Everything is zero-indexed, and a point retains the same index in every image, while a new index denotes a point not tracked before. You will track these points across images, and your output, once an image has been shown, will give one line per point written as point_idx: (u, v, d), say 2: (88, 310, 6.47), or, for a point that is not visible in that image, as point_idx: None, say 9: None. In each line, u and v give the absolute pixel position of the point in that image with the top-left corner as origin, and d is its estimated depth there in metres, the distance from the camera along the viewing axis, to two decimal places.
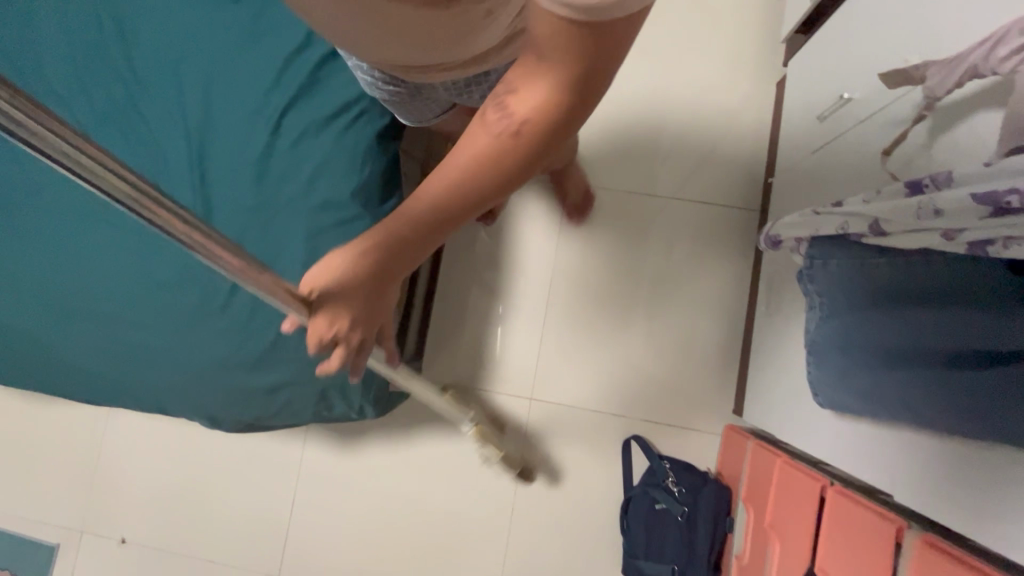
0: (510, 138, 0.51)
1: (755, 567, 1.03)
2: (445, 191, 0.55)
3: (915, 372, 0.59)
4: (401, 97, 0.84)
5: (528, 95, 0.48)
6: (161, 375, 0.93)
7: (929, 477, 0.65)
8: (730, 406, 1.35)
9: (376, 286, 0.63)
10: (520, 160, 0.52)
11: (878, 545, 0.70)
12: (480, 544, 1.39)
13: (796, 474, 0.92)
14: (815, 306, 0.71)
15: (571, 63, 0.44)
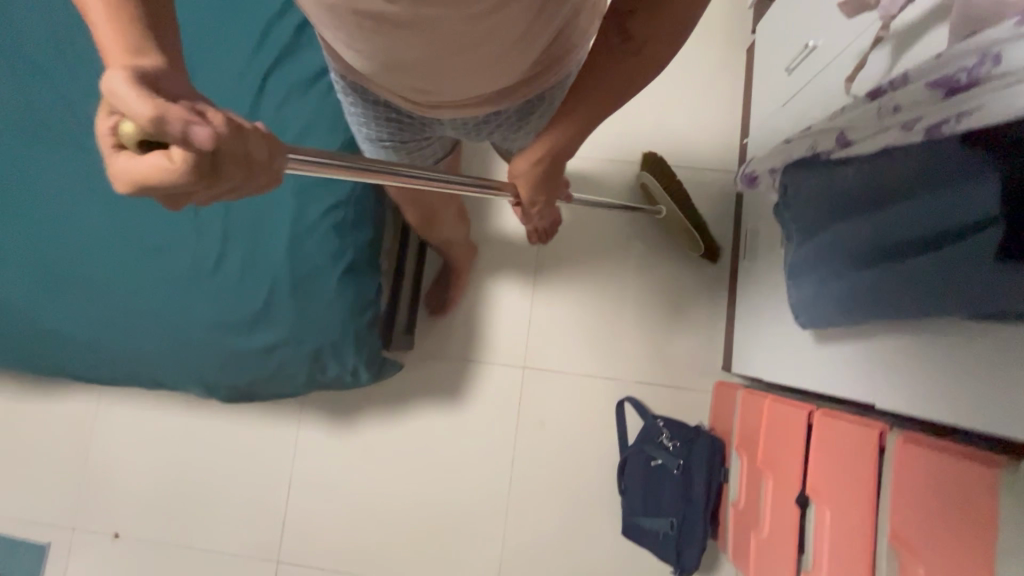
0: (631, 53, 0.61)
1: (750, 508, 1.05)
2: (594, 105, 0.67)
3: (888, 266, 0.62)
4: (399, 138, 0.86)
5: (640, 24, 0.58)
6: (155, 339, 0.94)
7: (899, 376, 0.67)
8: (719, 363, 1.37)
9: (555, 172, 0.79)
10: (636, 70, 0.62)
11: (862, 452, 0.72)
12: (481, 513, 1.40)
13: (784, 407, 0.94)
14: (807, 228, 0.76)
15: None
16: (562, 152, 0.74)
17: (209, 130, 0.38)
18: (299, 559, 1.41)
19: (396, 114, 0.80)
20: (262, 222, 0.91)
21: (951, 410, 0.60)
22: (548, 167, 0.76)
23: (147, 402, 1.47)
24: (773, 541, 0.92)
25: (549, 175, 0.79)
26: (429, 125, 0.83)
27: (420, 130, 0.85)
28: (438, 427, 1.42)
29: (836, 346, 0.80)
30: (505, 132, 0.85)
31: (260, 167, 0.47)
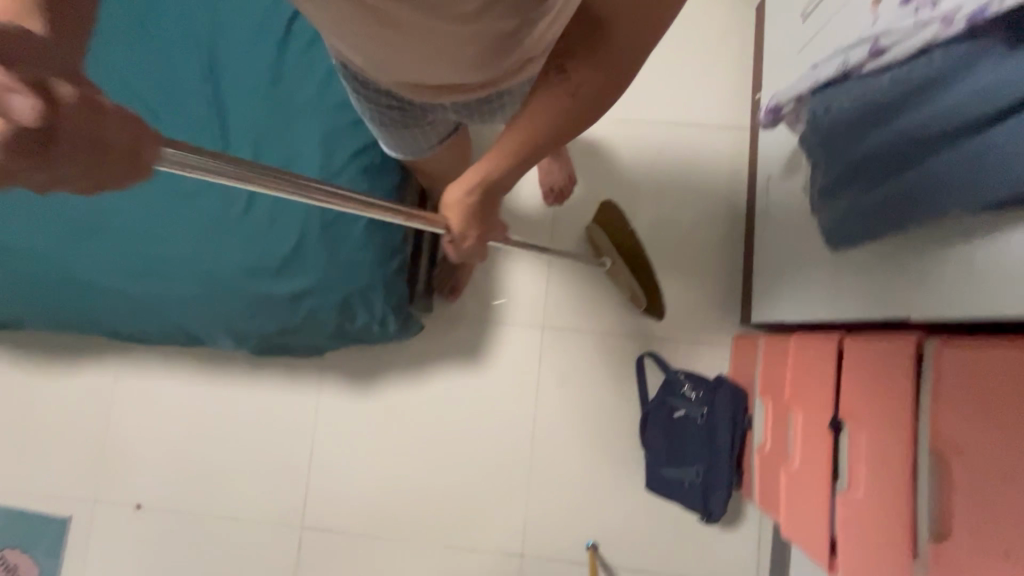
0: (567, 96, 0.62)
1: (779, 449, 1.06)
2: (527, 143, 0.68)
3: (920, 169, 0.64)
4: (401, 122, 0.84)
5: (578, 66, 0.60)
6: (187, 286, 0.94)
7: (951, 278, 0.67)
8: (737, 316, 1.39)
9: (489, 203, 0.80)
10: (579, 113, 0.64)
11: (894, 370, 0.73)
12: (504, 473, 1.40)
13: (812, 342, 0.96)
14: (835, 151, 0.78)
15: (632, 20, 0.55)
16: (498, 181, 0.75)
17: (28, 100, 0.35)
18: (324, 523, 1.41)
19: (396, 100, 0.79)
20: (291, 167, 0.92)
21: (1000, 298, 0.60)
22: (484, 196, 0.78)
23: (163, 373, 1.46)
24: (804, 473, 0.93)
25: (486, 205, 0.81)
26: (431, 110, 0.81)
27: (421, 115, 0.83)
28: (459, 389, 1.42)
29: (871, 270, 0.82)
30: (510, 109, 0.83)
31: (122, 150, 0.41)
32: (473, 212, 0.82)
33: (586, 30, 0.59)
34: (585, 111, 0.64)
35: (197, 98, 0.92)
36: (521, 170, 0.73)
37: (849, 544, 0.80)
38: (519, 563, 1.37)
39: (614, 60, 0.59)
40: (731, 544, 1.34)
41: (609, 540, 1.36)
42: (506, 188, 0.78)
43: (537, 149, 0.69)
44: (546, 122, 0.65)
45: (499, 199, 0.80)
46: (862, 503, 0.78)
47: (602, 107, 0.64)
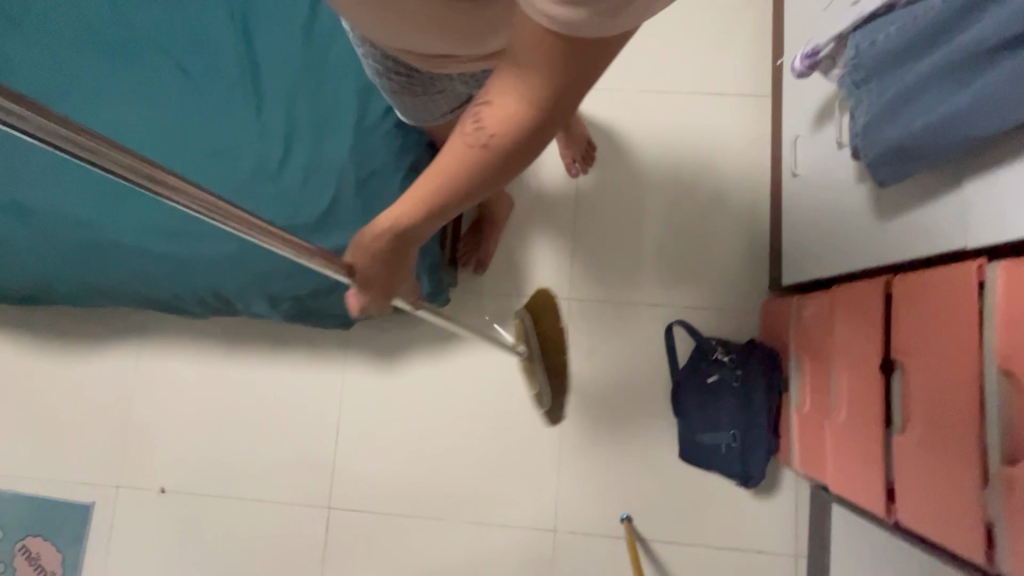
0: (479, 149, 0.54)
1: (821, 404, 1.05)
2: (431, 192, 0.60)
3: (972, 84, 0.63)
4: (410, 89, 0.79)
5: (491, 114, 0.52)
6: (229, 246, 0.94)
7: (1008, 189, 0.66)
8: (765, 283, 1.38)
9: (399, 257, 0.71)
10: (490, 170, 0.56)
11: (956, 298, 0.71)
12: (532, 447, 1.38)
13: (857, 290, 0.94)
14: (877, 84, 0.78)
15: (551, 70, 0.46)
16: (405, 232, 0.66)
17: None
18: (352, 503, 1.39)
19: (404, 67, 0.73)
20: (327, 123, 0.92)
21: None
22: (393, 248, 0.69)
23: (185, 355, 1.44)
24: (853, 423, 0.92)
25: (395, 258, 0.72)
26: (437, 79, 0.74)
27: (430, 85, 0.77)
28: (487, 362, 1.41)
29: (927, 207, 0.80)
30: None
31: None
32: (382, 264, 0.73)
33: (502, 77, 0.50)
34: (495, 168, 0.56)
35: (233, 58, 0.93)
36: (431, 225, 0.65)
37: (904, 485, 0.79)
38: (552, 539, 1.35)
39: (527, 115, 0.50)
40: (768, 512, 1.32)
41: (644, 513, 1.34)
42: (418, 241, 0.69)
43: (442, 204, 0.61)
44: (455, 173, 0.57)
45: (410, 253, 0.72)
46: (914, 442, 0.77)
47: (517, 166, 0.56)
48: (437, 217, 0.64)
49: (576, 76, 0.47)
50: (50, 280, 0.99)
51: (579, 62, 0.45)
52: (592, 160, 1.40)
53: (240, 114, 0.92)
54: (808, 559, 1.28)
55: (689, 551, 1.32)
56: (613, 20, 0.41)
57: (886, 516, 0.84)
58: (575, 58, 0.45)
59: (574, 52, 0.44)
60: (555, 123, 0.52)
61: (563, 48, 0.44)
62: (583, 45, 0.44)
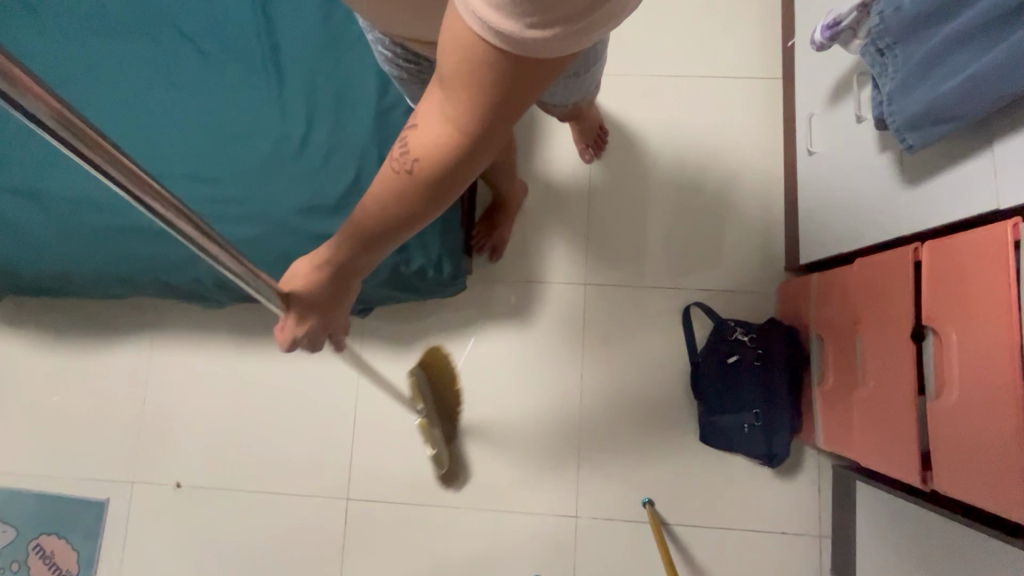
0: (404, 175, 0.52)
1: (845, 380, 1.04)
2: (360, 219, 0.57)
3: (1001, 39, 0.63)
4: (420, 79, 0.79)
5: (416, 139, 0.50)
6: None
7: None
8: (780, 264, 1.38)
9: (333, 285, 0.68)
10: (417, 199, 0.53)
11: (991, 261, 0.71)
12: (552, 434, 1.37)
13: (883, 259, 0.92)
14: (903, 48, 0.78)
15: (472, 97, 0.43)
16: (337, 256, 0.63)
17: None
18: (371, 494, 1.37)
19: (412, 56, 0.73)
20: (348, 102, 0.92)
21: None
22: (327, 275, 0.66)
23: (199, 349, 1.43)
24: (882, 394, 0.92)
25: (331, 288, 0.68)
26: None
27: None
28: (503, 349, 1.40)
29: (955, 170, 0.80)
30: None
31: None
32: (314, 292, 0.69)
33: (430, 101, 0.48)
34: (423, 196, 0.53)
35: (252, 39, 0.93)
36: (361, 255, 0.61)
37: (942, 453, 0.79)
38: (573, 526, 1.34)
39: (451, 143, 0.48)
40: (791, 493, 1.31)
41: (666, 498, 1.33)
42: (351, 271, 0.65)
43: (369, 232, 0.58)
44: (383, 198, 0.54)
45: (348, 283, 0.68)
46: (954, 408, 0.77)
47: (445, 197, 0.53)
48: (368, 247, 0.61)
49: (503, 104, 0.43)
50: (67, 267, 0.98)
51: (503, 90, 0.42)
52: (604, 143, 1.41)
53: (260, 94, 0.91)
54: (833, 539, 1.27)
55: (712, 534, 1.31)
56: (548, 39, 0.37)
57: (923, 486, 0.84)
58: (499, 83, 0.41)
59: (500, 74, 0.40)
60: (481, 154, 0.49)
61: (488, 69, 0.40)
62: (511, 68, 0.40)
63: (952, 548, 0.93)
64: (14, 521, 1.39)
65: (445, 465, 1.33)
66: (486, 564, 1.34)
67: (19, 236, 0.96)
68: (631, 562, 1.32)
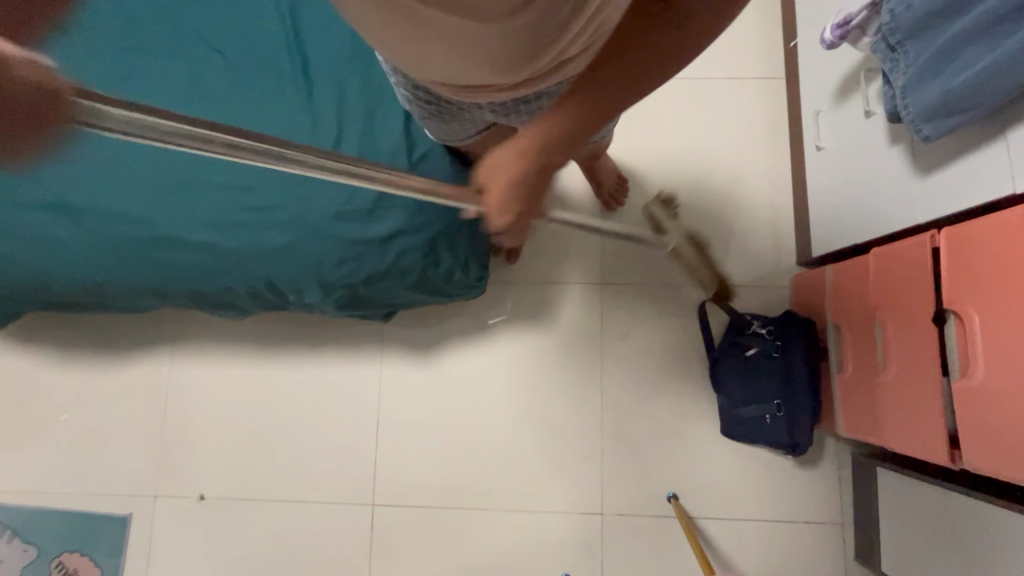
0: (674, 32, 0.57)
1: (866, 367, 1.06)
2: (619, 82, 0.62)
3: (1016, 29, 0.66)
4: (438, 117, 0.83)
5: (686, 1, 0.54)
6: (283, 235, 0.94)
7: None
8: (791, 258, 1.41)
9: (539, 177, 0.73)
10: (680, 54, 0.60)
11: (1011, 244, 0.74)
12: (574, 430, 1.38)
13: (899, 248, 0.95)
14: (914, 43, 0.81)
15: None
16: (553, 146, 0.69)
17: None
18: (396, 499, 1.38)
19: (432, 97, 0.77)
20: (375, 110, 0.94)
21: None
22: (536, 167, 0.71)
23: (220, 358, 1.43)
24: (907, 377, 0.94)
25: (545, 170, 0.73)
26: (466, 108, 0.78)
27: (458, 113, 0.81)
28: (524, 348, 1.42)
29: (970, 158, 0.83)
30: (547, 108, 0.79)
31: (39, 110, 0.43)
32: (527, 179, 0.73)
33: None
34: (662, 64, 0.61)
35: (278, 52, 0.95)
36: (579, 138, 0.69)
37: (972, 431, 0.81)
38: (599, 523, 1.35)
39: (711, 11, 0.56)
40: (812, 482, 1.33)
41: (689, 490, 1.35)
42: (561, 157, 0.72)
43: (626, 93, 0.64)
44: (629, 69, 0.61)
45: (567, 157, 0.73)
46: (981, 386, 0.79)
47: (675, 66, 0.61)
48: (617, 106, 0.66)
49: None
50: (98, 279, 0.98)
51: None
52: (623, 193, 1.42)
53: (290, 103, 0.93)
54: (855, 525, 1.30)
55: (737, 525, 1.33)
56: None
57: (953, 464, 0.86)
58: None
59: None
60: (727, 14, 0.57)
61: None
62: None
63: (981, 529, 0.95)
64: (35, 540, 1.38)
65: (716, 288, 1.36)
66: (514, 562, 1.35)
67: (46, 251, 0.96)
68: (659, 557, 1.33)
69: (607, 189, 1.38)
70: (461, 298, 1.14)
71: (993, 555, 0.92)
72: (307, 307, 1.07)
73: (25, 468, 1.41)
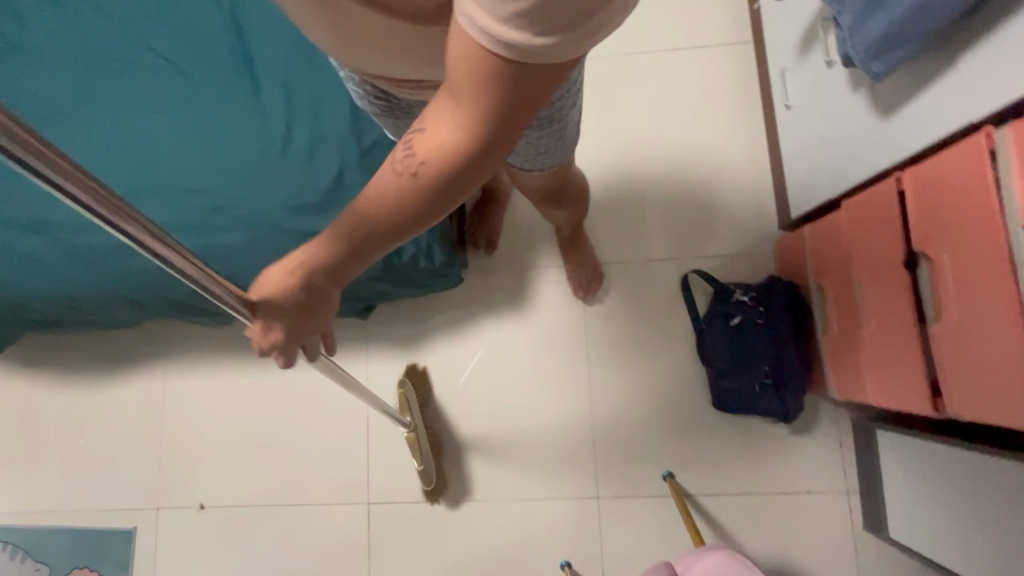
0: (408, 177, 0.50)
1: (851, 326, 1.02)
2: (359, 217, 0.55)
3: None
4: (390, 115, 0.79)
5: (421, 142, 0.49)
6: None
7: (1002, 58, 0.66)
8: (773, 224, 1.38)
9: (304, 301, 0.64)
10: (414, 202, 0.51)
11: (970, 171, 0.71)
12: (564, 414, 1.37)
13: (869, 196, 0.92)
14: None
15: (477, 107, 0.44)
16: (315, 271, 0.61)
17: None
18: (390, 496, 1.38)
19: (381, 92, 0.74)
20: (324, 100, 0.95)
21: None
22: (307, 286, 0.62)
23: (209, 370, 1.45)
24: (887, 328, 0.91)
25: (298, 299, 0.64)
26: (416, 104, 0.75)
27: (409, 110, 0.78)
28: (508, 336, 1.40)
29: (926, 94, 0.80)
30: None
31: None
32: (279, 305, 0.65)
33: (439, 105, 0.47)
34: (433, 195, 0.51)
35: (225, 54, 0.97)
36: (346, 269, 0.60)
37: (954, 375, 0.77)
38: (595, 507, 1.33)
39: (459, 139, 0.46)
40: (814, 450, 1.29)
41: (685, 468, 1.31)
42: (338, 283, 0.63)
43: (370, 234, 0.55)
44: (380, 197, 0.53)
45: (323, 292, 0.64)
46: (958, 328, 0.75)
47: (447, 200, 0.52)
48: (366, 248, 0.57)
49: (526, 97, 0.43)
50: (74, 293, 1.01)
51: (503, 93, 0.42)
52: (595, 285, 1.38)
53: (243, 103, 0.94)
54: (861, 492, 1.25)
55: (738, 501, 1.29)
56: (527, 43, 0.38)
57: (938, 414, 0.82)
58: (499, 98, 0.42)
59: (495, 95, 0.42)
60: (500, 144, 0.47)
61: (507, 70, 0.40)
62: (510, 82, 0.41)
63: (985, 479, 0.90)
64: (46, 558, 1.41)
65: (432, 480, 1.32)
66: (511, 552, 1.33)
67: (24, 266, 0.99)
68: (658, 538, 1.30)
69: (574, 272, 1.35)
70: (431, 287, 1.15)
71: (992, 506, 0.88)
72: None
73: (34, 489, 1.45)
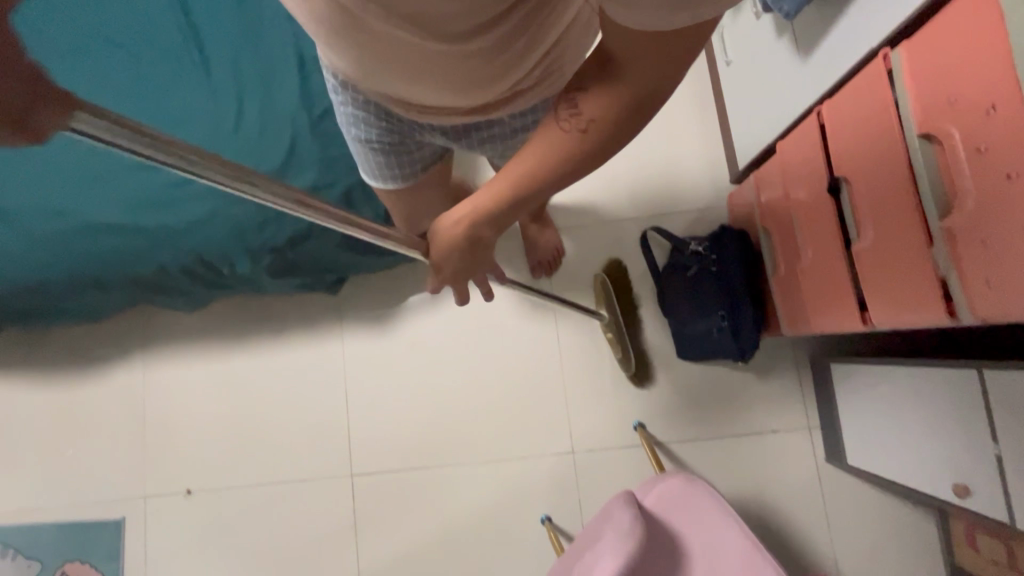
0: (576, 137, 0.55)
1: (792, 259, 1.08)
2: (526, 179, 0.60)
3: None
4: (390, 144, 0.85)
5: (590, 103, 0.53)
6: (205, 205, 1.00)
7: None
8: (725, 178, 1.43)
9: (474, 253, 0.73)
10: (582, 158, 0.57)
11: (872, 92, 0.76)
12: (537, 374, 1.41)
13: (798, 135, 0.97)
14: None
15: (650, 65, 0.49)
16: (483, 226, 0.69)
17: None
18: (372, 466, 1.41)
19: (384, 115, 0.80)
20: (273, 72, 0.99)
21: None
22: (474, 239, 0.71)
23: (186, 358, 1.47)
24: (820, 255, 0.96)
25: (468, 249, 0.73)
26: (418, 128, 0.82)
27: (408, 135, 0.84)
28: (478, 303, 1.44)
29: (837, 29, 0.85)
30: (495, 137, 0.84)
31: None
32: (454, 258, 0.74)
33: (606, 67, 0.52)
34: (599, 149, 0.56)
35: (173, 35, 1.00)
36: (507, 219, 0.67)
37: (874, 286, 0.83)
38: (571, 462, 1.37)
39: (629, 96, 0.52)
40: (776, 392, 1.34)
41: (655, 417, 1.36)
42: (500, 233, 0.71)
43: (537, 191, 0.61)
44: (549, 159, 0.58)
45: (488, 242, 0.72)
46: (875, 245, 0.81)
47: (607, 154, 0.58)
48: (529, 202, 0.63)
49: (683, 53, 0.49)
50: (43, 277, 1.04)
51: (673, 49, 0.48)
52: (556, 264, 1.41)
53: (195, 81, 0.98)
54: (822, 426, 1.31)
55: (708, 445, 1.34)
56: (668, 16, 0.43)
57: (866, 327, 0.89)
58: (666, 55, 0.48)
59: (660, 52, 0.48)
60: (664, 91, 0.52)
61: (676, 32, 0.46)
62: (669, 44, 0.47)
63: (917, 393, 0.96)
64: (36, 554, 1.43)
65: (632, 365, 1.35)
66: (493, 510, 1.37)
67: None
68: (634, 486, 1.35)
69: (539, 257, 1.38)
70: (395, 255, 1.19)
71: (924, 414, 0.94)
72: (246, 281, 1.13)
73: (21, 488, 1.47)
